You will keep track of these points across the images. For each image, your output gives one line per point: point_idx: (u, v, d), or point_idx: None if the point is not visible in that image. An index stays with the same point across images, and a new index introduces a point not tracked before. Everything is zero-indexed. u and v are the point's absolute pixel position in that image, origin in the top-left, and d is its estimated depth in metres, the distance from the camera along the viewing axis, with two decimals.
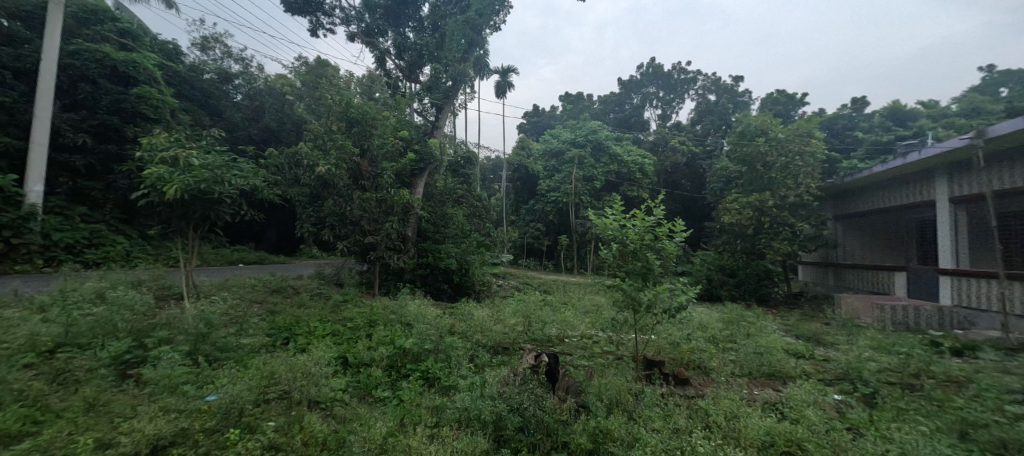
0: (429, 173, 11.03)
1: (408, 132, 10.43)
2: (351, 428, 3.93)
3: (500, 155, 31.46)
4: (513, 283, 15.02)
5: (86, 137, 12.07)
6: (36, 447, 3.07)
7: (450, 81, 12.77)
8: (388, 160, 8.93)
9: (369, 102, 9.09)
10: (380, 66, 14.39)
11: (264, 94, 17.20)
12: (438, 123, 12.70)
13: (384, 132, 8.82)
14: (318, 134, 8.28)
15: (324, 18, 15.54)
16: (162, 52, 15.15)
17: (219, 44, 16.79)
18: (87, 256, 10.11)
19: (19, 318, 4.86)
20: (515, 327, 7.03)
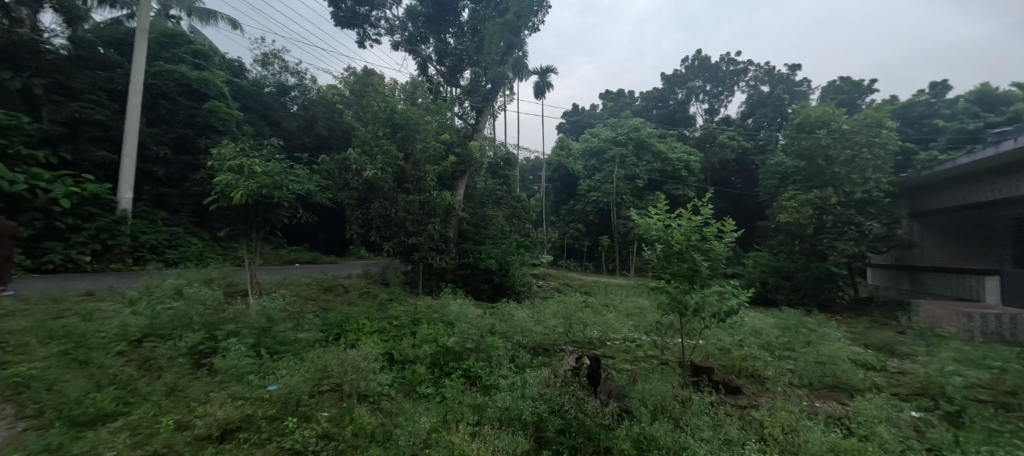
0: (470, 175, 11.27)
1: (449, 135, 10.70)
2: (397, 422, 4.09)
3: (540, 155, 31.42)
4: (553, 283, 15.02)
5: (166, 149, 13.39)
6: (127, 426, 3.48)
7: (489, 83, 12.97)
8: (431, 163, 9.21)
9: (413, 107, 9.45)
10: (422, 72, 14.84)
11: (317, 104, 18.29)
12: (478, 126, 12.88)
13: (426, 136, 9.12)
14: (365, 140, 8.62)
15: (370, 30, 16.29)
16: (229, 69, 16.59)
17: (278, 60, 18.09)
18: (168, 256, 11.40)
19: (113, 311, 5.50)
20: (555, 328, 6.98)
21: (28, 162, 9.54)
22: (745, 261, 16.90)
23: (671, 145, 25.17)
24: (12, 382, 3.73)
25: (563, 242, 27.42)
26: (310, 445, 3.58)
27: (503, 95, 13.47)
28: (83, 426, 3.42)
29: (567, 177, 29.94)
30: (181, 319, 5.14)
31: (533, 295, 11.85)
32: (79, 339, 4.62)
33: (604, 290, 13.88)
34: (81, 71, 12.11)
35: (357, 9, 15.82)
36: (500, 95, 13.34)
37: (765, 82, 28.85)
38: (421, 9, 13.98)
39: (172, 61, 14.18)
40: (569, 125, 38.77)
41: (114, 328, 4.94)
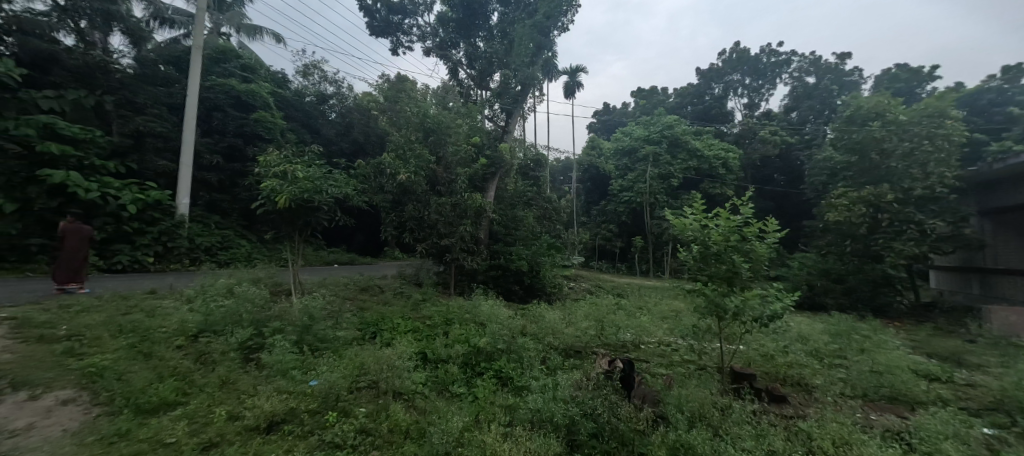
0: (501, 176, 11.31)
1: (479, 137, 10.80)
2: (431, 420, 4.18)
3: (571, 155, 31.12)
4: (584, 284, 14.87)
5: (219, 158, 14.31)
6: (185, 415, 3.76)
7: (518, 85, 12.98)
8: (462, 166, 9.36)
9: (444, 111, 9.65)
10: (453, 77, 15.10)
11: (354, 111, 19.03)
12: (508, 128, 12.91)
13: (457, 139, 9.28)
14: (399, 144, 8.82)
15: (403, 37, 16.75)
16: (274, 81, 17.56)
17: (318, 70, 18.95)
18: (221, 257, 12.22)
19: (172, 308, 5.94)
20: (587, 330, 6.88)
21: (101, 171, 10.49)
22: (790, 263, 15.98)
23: (707, 143, 24.26)
24: (90, 371, 4.13)
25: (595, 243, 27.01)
26: (349, 439, 3.72)
27: (532, 97, 13.44)
28: (148, 414, 3.72)
29: (599, 177, 29.50)
30: (232, 316, 5.49)
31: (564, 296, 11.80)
32: (144, 333, 5.03)
33: (637, 292, 13.59)
34: (145, 87, 13.18)
35: (391, 18, 16.34)
36: (529, 97, 13.33)
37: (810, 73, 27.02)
38: (450, 15, 14.20)
39: (223, 76, 15.16)
40: (601, 124, 38.10)
41: (173, 324, 5.34)
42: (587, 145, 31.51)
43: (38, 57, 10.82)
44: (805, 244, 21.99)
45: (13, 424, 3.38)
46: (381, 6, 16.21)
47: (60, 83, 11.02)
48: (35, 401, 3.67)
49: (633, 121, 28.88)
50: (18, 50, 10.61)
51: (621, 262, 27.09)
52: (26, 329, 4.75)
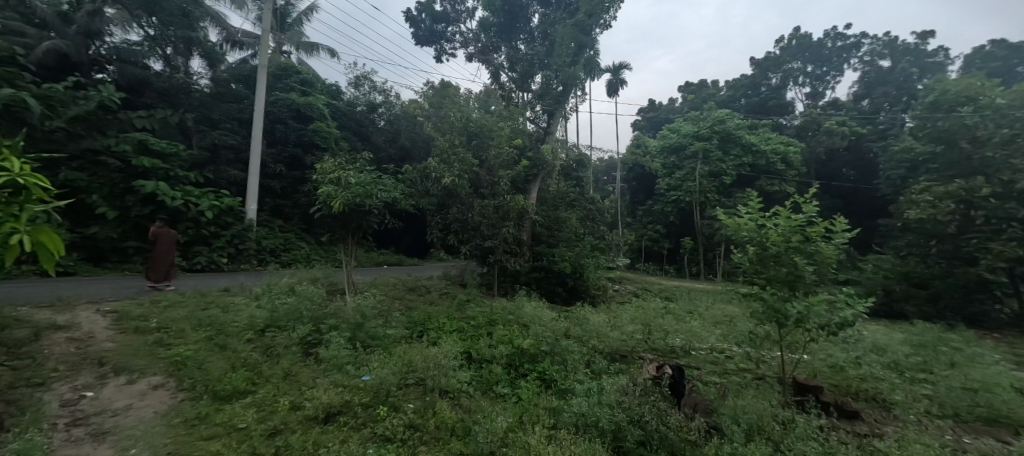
0: (543, 178, 11.28)
1: (521, 139, 10.79)
2: (476, 419, 4.25)
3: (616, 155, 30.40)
4: (629, 287, 14.47)
5: (282, 167, 15.44)
6: (255, 402, 4.11)
7: (560, 86, 12.86)
8: (505, 168, 9.44)
9: (487, 115, 9.82)
10: (494, 80, 15.28)
11: (400, 119, 19.81)
12: (550, 129, 12.82)
13: (499, 142, 9.38)
14: (443, 149, 9.03)
15: (446, 45, 17.18)
16: (329, 92, 18.67)
17: (368, 81, 19.94)
18: (285, 258, 13.20)
19: (243, 305, 6.51)
20: (633, 334, 6.68)
21: (184, 181, 11.67)
22: (862, 266, 14.58)
23: (764, 137, 22.79)
24: (175, 360, 4.63)
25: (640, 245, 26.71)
26: (398, 433, 3.89)
27: (573, 96, 13.25)
28: (223, 401, 4.11)
29: (645, 176, 28.58)
30: (294, 313, 5.91)
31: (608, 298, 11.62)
32: (219, 327, 5.56)
33: (686, 296, 13.01)
34: (219, 105, 14.52)
35: (435, 27, 16.88)
36: (572, 96, 13.12)
37: (884, 56, 24.67)
38: (492, 19, 14.55)
39: (285, 91, 16.32)
40: (646, 121, 36.75)
41: (244, 319, 5.84)
42: (633, 143, 30.61)
43: (131, 81, 12.40)
44: (880, 244, 20.02)
45: (115, 404, 3.87)
46: (426, 16, 16.80)
47: (151, 103, 12.84)
48: (132, 385, 4.17)
49: (681, 117, 27.64)
50: (118, 75, 12.25)
51: (670, 264, 26.28)
52: (125, 321, 5.41)
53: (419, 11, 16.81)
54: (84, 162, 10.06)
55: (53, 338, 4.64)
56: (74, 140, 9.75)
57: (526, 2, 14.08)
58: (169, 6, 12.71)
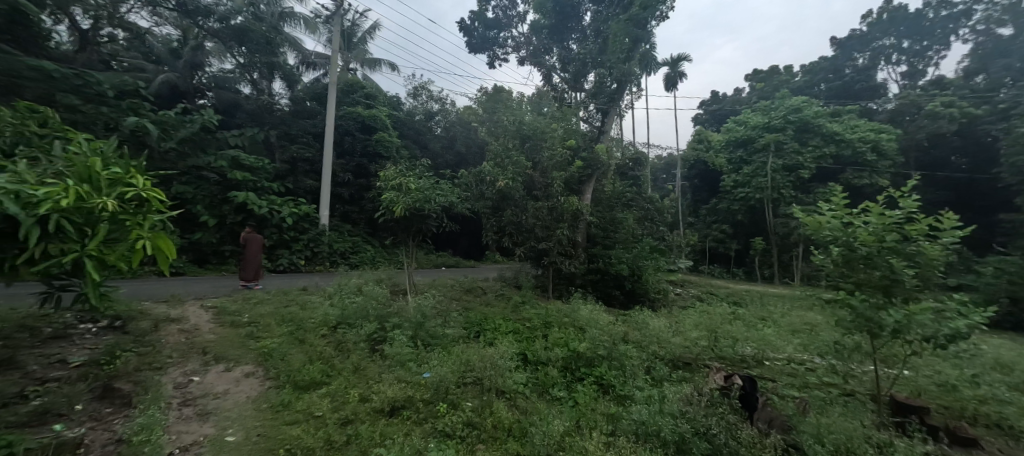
0: (598, 178, 11.01)
1: (575, 140, 10.59)
2: (533, 420, 4.26)
3: (676, 151, 28.85)
4: (692, 291, 13.71)
5: (352, 176, 16.60)
6: (329, 393, 4.46)
7: (614, 83, 12.47)
8: (559, 170, 9.35)
9: (540, 117, 9.85)
10: (547, 82, 15.32)
11: (456, 125, 20.46)
12: (604, 128, 12.55)
13: (553, 143, 9.34)
14: (498, 153, 9.14)
15: (498, 50, 17.49)
16: (391, 104, 19.75)
17: (425, 91, 20.81)
18: (356, 260, 14.18)
19: (319, 303, 7.09)
20: (697, 341, 6.31)
21: (269, 191, 12.96)
22: (978, 269, 12.52)
23: (850, 125, 20.39)
24: (261, 352, 5.16)
25: (704, 246, 25.27)
26: (458, 430, 4.02)
27: (629, 93, 12.79)
28: (303, 390, 4.52)
29: (708, 173, 26.88)
30: (362, 311, 6.33)
31: (667, 302, 11.11)
32: (299, 323, 6.12)
33: (756, 301, 12.00)
34: (298, 121, 15.94)
35: (487, 34, 17.22)
36: (626, 93, 12.66)
37: (1004, 23, 21.06)
38: (544, 21, 14.56)
39: (352, 105, 17.45)
40: (709, 115, 34.37)
41: (319, 316, 6.37)
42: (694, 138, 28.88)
43: (226, 105, 14.28)
44: (1001, 243, 17.11)
45: (216, 388, 4.42)
46: (478, 24, 17.21)
47: (242, 123, 14.44)
48: (230, 372, 4.72)
49: (751, 108, 25.48)
50: (216, 100, 14.15)
51: (738, 266, 24.48)
52: (223, 315, 6.15)
53: (471, 20, 17.28)
54: (191, 177, 11.58)
55: (167, 328, 5.40)
56: (182, 158, 11.25)
57: (577, 1, 13.87)
58: (256, 37, 14.03)
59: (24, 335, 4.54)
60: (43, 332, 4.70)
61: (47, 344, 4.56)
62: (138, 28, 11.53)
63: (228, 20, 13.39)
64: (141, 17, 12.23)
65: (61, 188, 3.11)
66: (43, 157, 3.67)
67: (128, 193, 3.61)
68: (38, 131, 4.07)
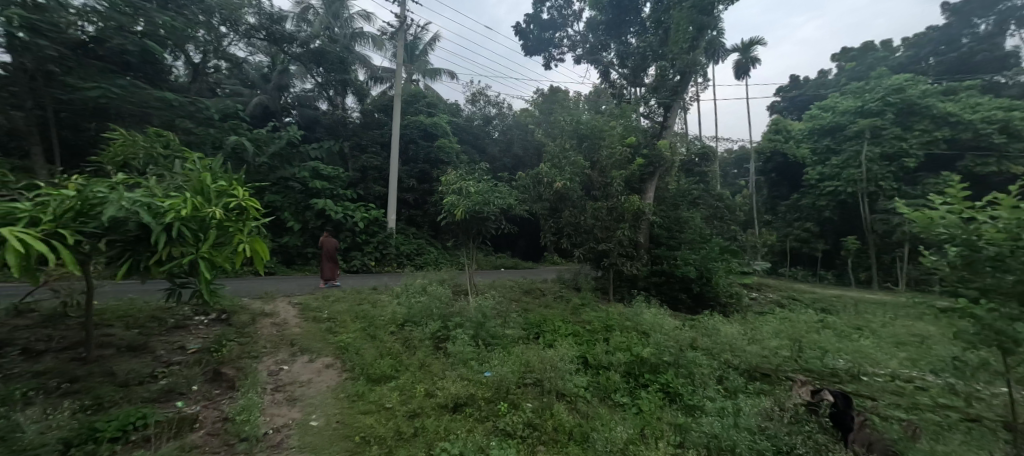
0: (660, 175, 10.46)
1: (635, 137, 10.15)
2: (594, 425, 4.17)
3: (751, 143, 26.56)
4: (770, 296, 12.55)
5: (418, 181, 17.45)
6: (398, 387, 4.73)
7: (677, 75, 11.74)
8: (618, 169, 9.04)
9: (597, 115, 9.65)
10: (604, 79, 14.90)
11: (513, 128, 20.66)
12: (667, 123, 11.96)
13: (612, 142, 9.06)
14: (555, 154, 9.06)
15: (554, 51, 17.42)
16: (453, 111, 20.45)
17: (483, 96, 21.26)
18: (421, 261, 14.90)
19: (388, 301, 7.56)
20: (777, 351, 5.78)
21: (345, 198, 14.07)
22: None
23: (969, 103, 17.43)
24: (339, 345, 5.62)
25: (784, 247, 22.93)
26: (518, 430, 4.06)
27: (693, 84, 12.07)
28: (374, 382, 4.84)
29: (790, 166, 24.36)
30: (426, 310, 6.64)
31: (740, 308, 10.28)
32: (370, 319, 6.57)
33: (848, 309, 10.64)
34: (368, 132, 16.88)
35: (543, 35, 17.17)
36: (690, 84, 11.95)
37: None
38: (600, 17, 14.00)
39: (415, 114, 18.24)
40: (789, 101, 31.11)
41: (388, 314, 6.78)
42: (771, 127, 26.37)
43: (309, 121, 15.82)
44: None
45: (301, 377, 4.89)
46: (533, 26, 17.18)
47: (321, 137, 15.88)
48: (313, 363, 5.21)
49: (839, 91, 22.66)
50: (299, 117, 15.78)
51: (826, 269, 21.89)
52: (307, 311, 6.79)
53: (527, 23, 17.32)
54: (279, 187, 12.94)
55: (262, 322, 6.09)
56: (273, 171, 12.63)
57: None
58: (332, 58, 15.45)
59: (154, 325, 5.41)
60: (168, 322, 5.55)
61: (171, 332, 5.38)
62: (236, 58, 13.16)
63: (308, 44, 14.93)
64: (239, 48, 14.02)
65: (181, 200, 3.66)
66: (168, 174, 4.32)
67: (231, 203, 4.15)
68: (163, 152, 4.79)
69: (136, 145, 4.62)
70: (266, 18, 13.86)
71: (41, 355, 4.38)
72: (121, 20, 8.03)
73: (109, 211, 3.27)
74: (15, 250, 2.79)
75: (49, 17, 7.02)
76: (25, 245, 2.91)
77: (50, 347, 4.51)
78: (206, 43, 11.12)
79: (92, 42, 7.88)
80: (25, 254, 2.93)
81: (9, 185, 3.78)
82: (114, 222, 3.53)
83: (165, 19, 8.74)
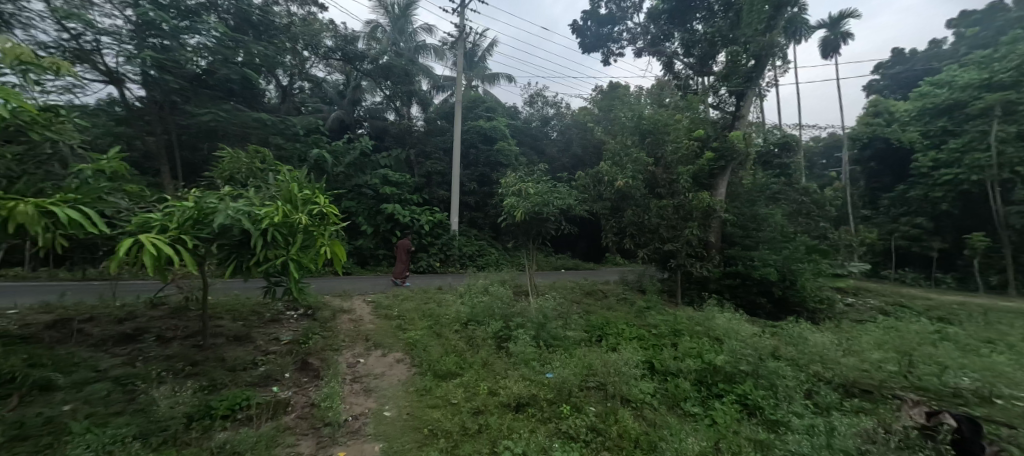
0: (734, 169, 9.68)
1: (703, 130, 9.47)
2: (662, 435, 3.97)
3: (845, 130, 23.55)
4: (868, 302, 11.03)
5: (479, 184, 17.89)
6: (462, 383, 4.89)
7: (752, 60, 10.60)
8: (684, 164, 8.50)
9: (661, 110, 9.21)
10: (668, 71, 14.07)
11: (571, 127, 20.10)
12: (740, 113, 11.17)
13: (677, 136, 8.55)
14: (615, 151, 8.75)
15: (613, 46, 16.89)
16: (512, 113, 20.68)
17: (541, 97, 21.17)
18: (482, 262, 15.25)
19: (451, 301, 7.84)
20: (879, 364, 5.07)
21: (412, 202, 14.87)
22: None
23: None
24: (408, 341, 5.94)
25: (888, 246, 20.00)
26: (582, 434, 3.97)
27: (770, 68, 11.00)
28: (441, 378, 5.06)
29: (893, 153, 21.18)
30: (488, 310, 6.78)
31: (832, 314, 9.19)
32: (436, 318, 6.86)
33: (974, 319, 9.00)
34: (434, 138, 17.62)
35: (601, 30, 16.70)
36: (767, 69, 10.88)
37: None
38: (661, 6, 13.20)
39: (475, 119, 18.71)
40: (890, 79, 27.06)
41: (453, 313, 7.03)
42: (869, 110, 23.20)
43: (380, 131, 16.96)
44: None
45: (376, 370, 5.26)
46: (591, 22, 16.74)
47: (389, 146, 16.94)
48: (385, 357, 5.58)
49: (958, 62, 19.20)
50: (370, 128, 16.96)
51: (945, 271, 18.74)
52: (379, 309, 7.28)
53: (584, 20, 16.92)
54: (355, 194, 14.00)
55: (341, 318, 6.65)
56: (349, 179, 13.72)
57: None
58: (398, 71, 16.46)
59: (254, 318, 6.16)
60: (265, 316, 6.28)
61: (268, 325, 6.09)
62: (315, 78, 14.52)
63: (377, 60, 16.07)
64: (319, 69, 15.51)
65: (274, 207, 4.13)
66: (264, 186, 4.88)
67: (315, 210, 4.57)
68: (260, 167, 5.45)
69: (239, 162, 5.29)
70: (342, 40, 15.12)
71: (170, 341, 5.20)
72: (225, 52, 9.39)
73: (219, 219, 3.77)
74: (150, 253, 3.32)
75: (172, 55, 8.61)
76: (157, 249, 3.48)
77: (175, 335, 5.31)
78: (292, 67, 12.46)
79: (204, 74, 9.40)
80: (158, 256, 3.48)
81: (146, 199, 4.59)
82: (221, 228, 4.07)
83: (260, 49, 10.12)
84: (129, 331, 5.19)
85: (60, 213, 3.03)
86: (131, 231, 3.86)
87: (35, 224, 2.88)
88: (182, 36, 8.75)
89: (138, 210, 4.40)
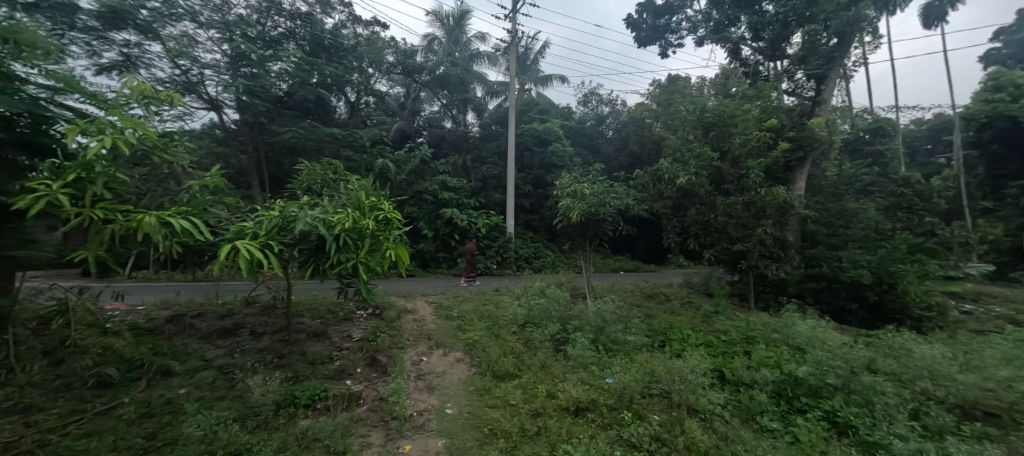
0: (816, 160, 8.79)
1: (776, 119, 8.66)
2: (735, 449, 3.69)
3: (955, 109, 20.24)
4: (990, 309, 9.38)
5: (537, 186, 17.94)
6: (520, 384, 4.92)
7: (834, 38, 9.72)
8: (756, 157, 7.79)
9: (726, 100, 8.59)
10: (733, 59, 13.07)
11: (628, 124, 19.50)
12: (821, 98, 10.34)
13: (746, 127, 7.89)
14: (676, 147, 8.30)
15: (673, 37, 16.05)
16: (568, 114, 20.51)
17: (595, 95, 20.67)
18: (538, 264, 15.25)
19: (508, 303, 7.92)
20: (1010, 384, 4.28)
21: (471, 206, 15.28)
22: None
23: None
24: (467, 342, 6.11)
25: (1020, 242, 16.89)
26: (645, 443, 3.79)
27: (856, 45, 9.88)
28: (499, 379, 5.12)
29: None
30: (545, 312, 6.75)
31: (943, 324, 7.97)
32: (494, 319, 6.97)
33: None
34: (490, 143, 17.96)
35: (658, 22, 15.84)
36: (852, 47, 9.91)
37: None
38: None
39: (529, 122, 18.86)
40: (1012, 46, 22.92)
41: (511, 315, 7.09)
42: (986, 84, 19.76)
43: (441, 139, 17.61)
44: None
45: (437, 369, 5.47)
46: (647, 15, 15.92)
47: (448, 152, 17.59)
48: (446, 356, 5.79)
49: None
50: (430, 136, 17.69)
51: None
52: (439, 310, 7.57)
53: (639, 13, 16.19)
54: (417, 200, 14.67)
55: (405, 317, 7.03)
56: (410, 186, 14.40)
57: None
58: (454, 80, 17.15)
59: (330, 317, 6.69)
60: (338, 315, 6.80)
61: (341, 323, 6.58)
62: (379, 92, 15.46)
63: (433, 71, 16.91)
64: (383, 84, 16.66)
65: (345, 214, 4.46)
66: (336, 195, 5.28)
67: (380, 216, 4.87)
68: (333, 177, 5.92)
69: (315, 174, 5.79)
70: (401, 55, 16.39)
71: (261, 336, 5.82)
72: (303, 75, 10.41)
73: (300, 225, 4.16)
74: (244, 257, 3.76)
75: (259, 82, 9.86)
76: (250, 254, 3.93)
77: (266, 330, 5.95)
78: (359, 84, 13.43)
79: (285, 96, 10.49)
80: (250, 260, 3.91)
81: (240, 210, 5.18)
82: (301, 234, 4.46)
83: (332, 69, 11.04)
84: (229, 326, 5.90)
85: (175, 223, 3.53)
86: (229, 238, 4.38)
87: (156, 233, 3.38)
88: (267, 64, 9.91)
89: (235, 219, 4.98)
